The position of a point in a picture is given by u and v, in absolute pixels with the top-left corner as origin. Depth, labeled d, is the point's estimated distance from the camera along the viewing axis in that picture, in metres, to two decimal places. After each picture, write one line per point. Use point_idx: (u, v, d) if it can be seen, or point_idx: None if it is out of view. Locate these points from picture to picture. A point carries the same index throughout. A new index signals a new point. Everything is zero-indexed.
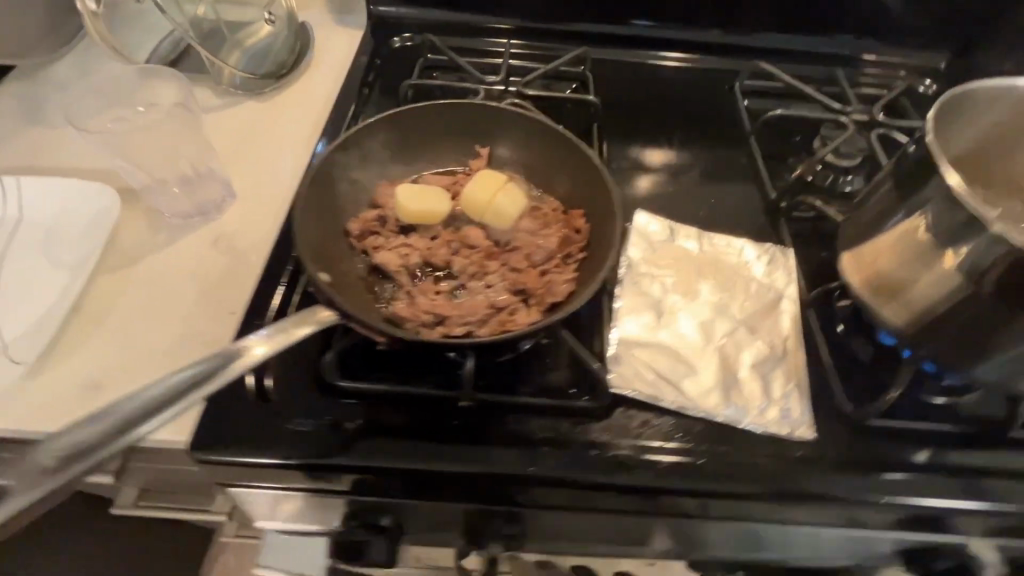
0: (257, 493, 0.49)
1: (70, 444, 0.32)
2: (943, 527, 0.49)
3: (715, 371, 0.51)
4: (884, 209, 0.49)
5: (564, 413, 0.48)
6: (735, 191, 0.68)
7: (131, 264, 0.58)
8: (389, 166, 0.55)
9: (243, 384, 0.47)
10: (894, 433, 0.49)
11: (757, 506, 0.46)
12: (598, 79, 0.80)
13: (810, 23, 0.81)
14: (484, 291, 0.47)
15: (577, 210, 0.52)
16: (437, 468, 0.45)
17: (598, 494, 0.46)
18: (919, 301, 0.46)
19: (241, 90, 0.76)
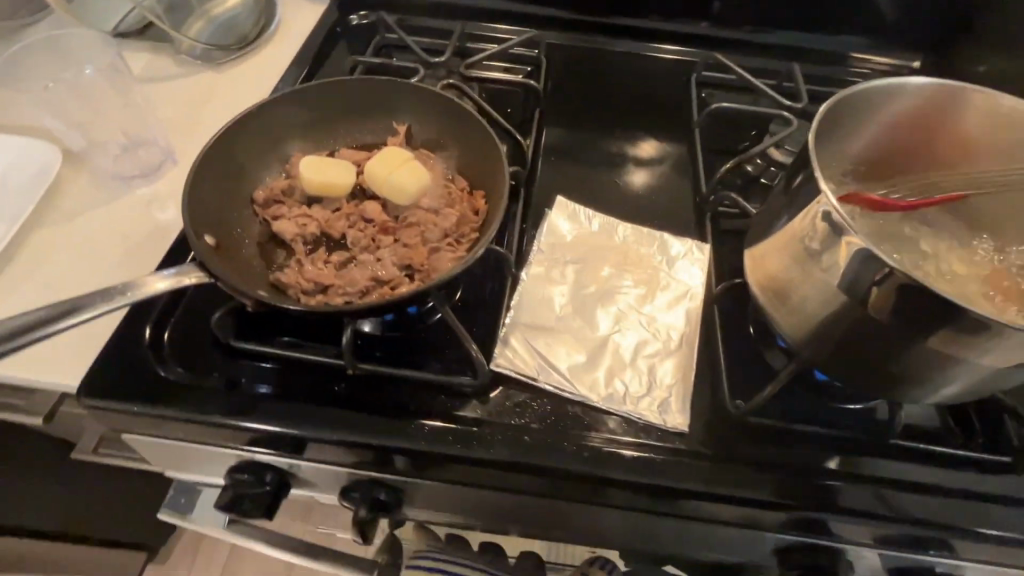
0: (148, 444, 0.51)
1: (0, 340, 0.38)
2: (816, 531, 0.48)
3: (600, 359, 0.51)
4: (776, 208, 0.48)
5: (441, 390, 0.49)
6: (667, 184, 0.68)
7: (65, 220, 0.61)
8: (301, 134, 0.55)
9: (138, 337, 0.49)
10: (778, 433, 0.49)
11: (622, 492, 0.47)
12: (553, 65, 0.80)
13: (774, 16, 0.79)
14: (372, 265, 0.48)
15: (479, 192, 0.53)
16: (307, 431, 0.46)
17: (464, 469, 0.47)
18: (800, 305, 0.45)
19: (199, 61, 0.77)
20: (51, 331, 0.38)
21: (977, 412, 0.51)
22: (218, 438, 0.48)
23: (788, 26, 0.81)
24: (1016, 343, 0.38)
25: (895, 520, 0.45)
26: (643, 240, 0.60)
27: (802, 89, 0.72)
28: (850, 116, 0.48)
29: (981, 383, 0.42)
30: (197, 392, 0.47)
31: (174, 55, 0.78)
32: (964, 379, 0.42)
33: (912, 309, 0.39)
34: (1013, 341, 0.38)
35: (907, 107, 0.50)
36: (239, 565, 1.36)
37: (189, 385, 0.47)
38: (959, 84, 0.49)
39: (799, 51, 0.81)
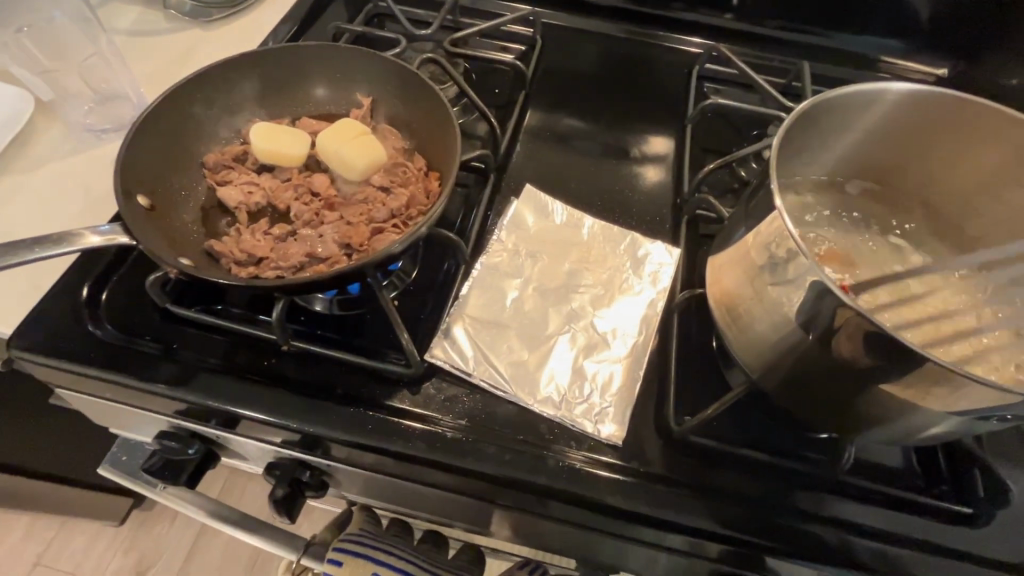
0: (81, 400, 0.51)
1: None
2: (748, 562, 0.45)
3: (542, 361, 0.49)
4: (740, 219, 0.44)
5: (372, 375, 0.47)
6: (647, 183, 0.65)
7: (31, 168, 0.61)
8: (260, 100, 0.54)
9: (76, 293, 0.48)
10: (720, 458, 0.45)
11: (545, 500, 0.45)
12: (548, 47, 0.76)
13: (791, 12, 0.74)
14: (311, 240, 0.47)
15: (433, 173, 0.50)
16: (228, 405, 0.45)
17: (384, 458, 0.46)
18: (751, 325, 0.42)
19: (188, 17, 0.76)
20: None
21: (946, 459, 0.47)
22: (144, 401, 0.47)
23: (804, 22, 0.75)
24: (978, 395, 0.33)
25: (832, 564, 0.42)
26: (609, 239, 0.57)
27: (808, 90, 0.67)
28: (822, 127, 0.45)
29: (940, 430, 0.38)
30: (126, 354, 0.46)
31: (164, 10, 0.77)
32: (921, 424, 0.38)
33: (867, 346, 0.35)
34: (975, 392, 0.33)
35: (896, 116, 0.46)
36: None
37: (118, 347, 0.47)
38: (960, 94, 0.44)
39: (814, 50, 0.76)
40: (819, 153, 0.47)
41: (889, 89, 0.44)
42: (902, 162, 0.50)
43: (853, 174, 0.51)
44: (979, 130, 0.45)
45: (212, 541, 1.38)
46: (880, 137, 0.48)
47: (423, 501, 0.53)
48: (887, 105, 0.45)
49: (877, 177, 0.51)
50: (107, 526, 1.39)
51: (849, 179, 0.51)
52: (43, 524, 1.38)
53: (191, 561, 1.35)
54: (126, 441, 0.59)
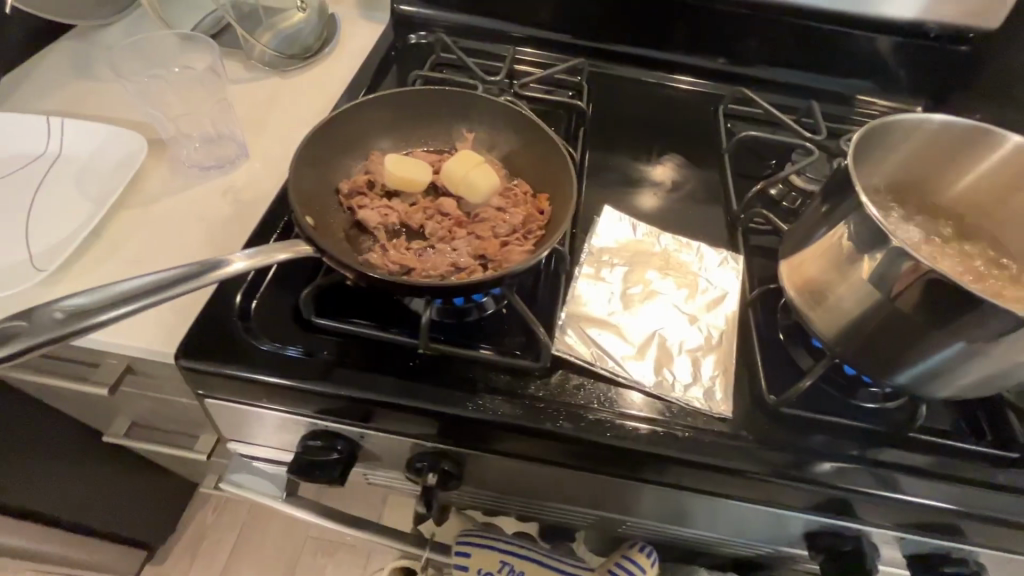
0: (227, 407, 0.55)
1: (168, 281, 0.43)
2: (845, 513, 0.53)
3: (651, 352, 0.56)
4: (814, 223, 0.53)
5: (509, 370, 0.53)
6: (702, 205, 0.74)
7: (148, 203, 0.65)
8: (379, 136, 0.61)
9: (229, 307, 0.53)
10: (812, 425, 0.53)
11: (667, 468, 0.52)
12: (594, 91, 0.87)
13: (799, 60, 0.89)
14: (449, 252, 0.53)
15: (543, 194, 0.58)
16: (386, 400, 0.50)
17: (527, 439, 0.52)
18: (836, 304, 0.50)
19: (268, 66, 0.84)
20: (216, 273, 0.44)
21: (988, 417, 0.57)
22: (299, 402, 0.52)
23: (807, 67, 0.90)
24: None
25: (919, 506, 0.50)
26: (684, 249, 0.66)
27: (823, 124, 0.80)
28: (872, 148, 0.55)
29: (998, 382, 0.47)
30: (285, 360, 0.51)
31: (246, 61, 0.85)
32: (986, 377, 0.47)
33: (945, 311, 0.44)
34: None
35: (930, 142, 0.56)
36: (240, 563, 1.43)
37: (277, 353, 0.51)
38: (978, 124, 0.55)
39: (821, 91, 0.91)
40: (869, 170, 0.57)
41: (923, 120, 0.54)
42: (930, 176, 0.60)
43: (895, 189, 0.61)
44: (993, 152, 0.56)
45: None
46: (916, 159, 0.58)
47: (546, 486, 0.59)
48: (922, 132, 0.55)
49: (915, 191, 0.61)
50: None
51: (892, 193, 0.60)
52: None
53: None
54: (254, 455, 0.64)
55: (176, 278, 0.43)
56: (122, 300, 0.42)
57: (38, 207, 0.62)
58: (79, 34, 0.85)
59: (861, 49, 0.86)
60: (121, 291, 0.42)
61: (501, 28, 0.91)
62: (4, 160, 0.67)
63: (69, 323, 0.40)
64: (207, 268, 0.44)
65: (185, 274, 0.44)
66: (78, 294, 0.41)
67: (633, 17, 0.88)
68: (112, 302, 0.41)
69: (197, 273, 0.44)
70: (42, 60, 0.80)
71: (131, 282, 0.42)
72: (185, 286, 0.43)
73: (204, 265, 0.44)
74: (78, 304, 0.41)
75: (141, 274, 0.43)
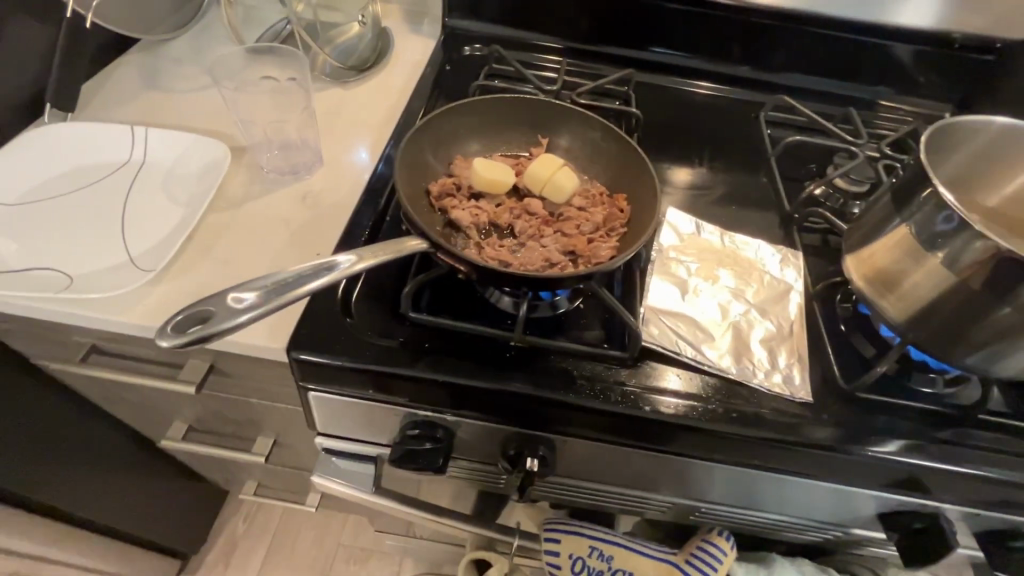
0: (327, 399, 0.57)
1: (301, 275, 0.45)
2: (917, 490, 0.56)
3: (729, 342, 0.59)
4: (882, 217, 0.57)
5: (599, 359, 0.56)
6: (754, 206, 0.78)
7: (233, 207, 0.67)
8: (461, 142, 0.64)
9: (332, 303, 0.56)
10: (884, 408, 0.57)
11: (750, 449, 0.55)
12: (641, 99, 0.91)
13: (835, 68, 0.94)
14: (540, 248, 0.56)
15: (621, 194, 0.61)
16: (488, 388, 0.53)
17: (621, 423, 0.55)
18: (909, 292, 0.54)
19: (329, 77, 0.87)
20: (342, 266, 0.46)
21: None
22: (403, 391, 0.54)
23: (843, 75, 0.94)
24: None
25: (990, 480, 0.54)
26: (746, 246, 0.69)
27: (862, 129, 0.84)
28: (939, 147, 0.60)
29: None
30: (390, 350, 0.54)
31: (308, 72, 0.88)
32: None
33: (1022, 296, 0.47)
34: None
35: (991, 144, 0.61)
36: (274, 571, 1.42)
37: (382, 344, 0.54)
38: None
39: (856, 97, 0.95)
40: (937, 167, 0.61)
41: (984, 122, 0.59)
42: (988, 176, 0.63)
43: (955, 189, 0.64)
44: None
45: None
46: (976, 159, 0.62)
47: (627, 471, 0.62)
48: (983, 134, 0.60)
49: (974, 191, 0.64)
50: None
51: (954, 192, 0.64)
52: None
53: None
54: (336, 450, 0.65)
55: (307, 272, 0.46)
56: (263, 291, 0.44)
57: (130, 212, 0.65)
58: (144, 47, 0.88)
59: (893, 58, 0.91)
60: (260, 284, 0.45)
61: (548, 41, 0.96)
62: (90, 167, 0.69)
63: (223, 311, 0.42)
64: (335, 264, 0.47)
65: (315, 268, 0.46)
66: (226, 288, 0.44)
67: (678, 28, 0.93)
68: (254, 293, 0.44)
69: (325, 266, 0.46)
70: (111, 72, 0.83)
71: (269, 276, 0.45)
72: (315, 276, 0.45)
73: (333, 261, 0.47)
74: (226, 296, 0.43)
75: (281, 271, 0.46)
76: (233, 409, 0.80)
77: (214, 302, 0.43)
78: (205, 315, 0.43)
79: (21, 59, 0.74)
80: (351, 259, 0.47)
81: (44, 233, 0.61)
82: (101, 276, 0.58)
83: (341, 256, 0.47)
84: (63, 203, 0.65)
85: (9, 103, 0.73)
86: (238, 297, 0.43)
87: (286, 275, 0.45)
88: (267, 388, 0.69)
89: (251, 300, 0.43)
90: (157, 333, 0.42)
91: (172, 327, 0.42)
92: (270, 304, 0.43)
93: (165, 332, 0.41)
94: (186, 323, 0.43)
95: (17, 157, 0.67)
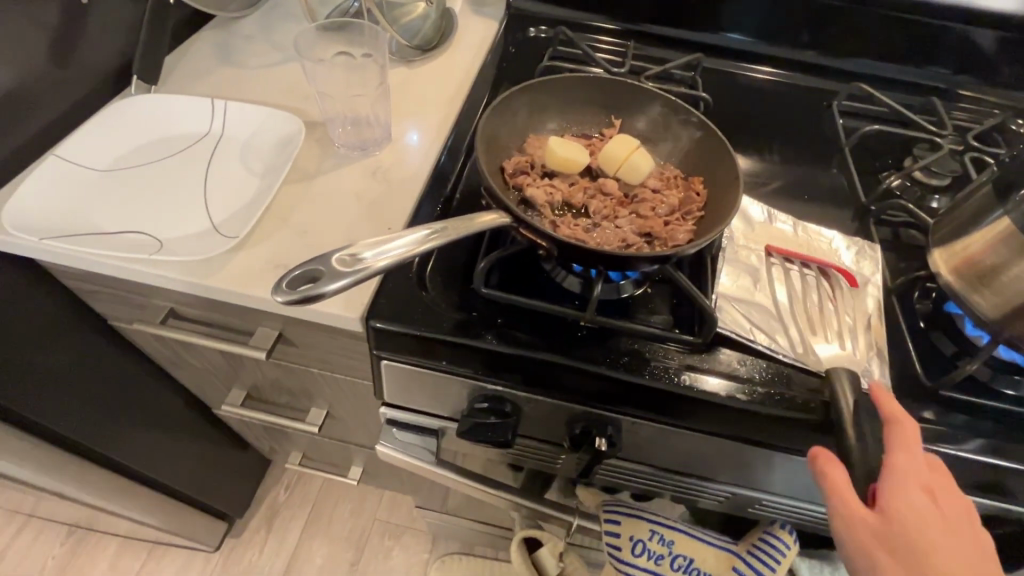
0: (400, 368, 0.58)
1: (400, 240, 0.46)
2: (998, 492, 0.54)
3: (804, 332, 0.58)
4: (980, 209, 0.54)
5: (671, 343, 0.56)
6: (826, 196, 0.76)
7: (307, 180, 0.69)
8: (534, 121, 0.64)
9: (409, 275, 0.57)
10: (967, 408, 0.55)
11: (824, 441, 0.54)
12: (707, 85, 0.89)
13: (915, 55, 0.89)
14: (615, 229, 0.56)
15: (698, 177, 0.60)
16: (560, 365, 0.54)
17: (691, 407, 0.54)
18: (1008, 287, 0.51)
19: (397, 57, 0.89)
20: (437, 234, 0.47)
21: None
22: (475, 364, 0.55)
23: (923, 62, 0.90)
24: None
25: None
26: (820, 236, 0.67)
27: (944, 120, 0.80)
28: None
29: None
30: (465, 323, 0.54)
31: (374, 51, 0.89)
32: None
33: None
34: None
35: None
36: (313, 539, 1.47)
37: (457, 317, 0.55)
38: None
39: (935, 85, 0.91)
40: None
41: None
42: None
43: None
44: None
45: (308, 564, 1.44)
46: None
47: (690, 457, 0.61)
48: None
49: None
50: (203, 548, 1.42)
51: None
52: (136, 545, 1.43)
53: None
54: (400, 422, 0.66)
55: (404, 238, 0.47)
56: (367, 255, 0.45)
57: (211, 181, 0.67)
58: (218, 24, 0.90)
59: (980, 46, 0.87)
60: (363, 247, 0.46)
61: (612, 23, 0.94)
62: (173, 138, 0.71)
63: (331, 271, 0.44)
64: (430, 233, 0.48)
65: (413, 234, 0.47)
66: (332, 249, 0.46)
67: (749, 11, 0.90)
68: (358, 256, 0.45)
69: (421, 234, 0.47)
70: (188, 47, 0.85)
71: (370, 240, 0.46)
72: (413, 242, 0.46)
73: (429, 230, 0.48)
74: (332, 257, 0.45)
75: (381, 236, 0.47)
76: (293, 376, 0.83)
77: (322, 263, 0.45)
78: (313, 275, 0.45)
79: (108, 33, 0.77)
80: (443, 225, 0.48)
81: (133, 200, 0.64)
82: (187, 241, 0.61)
83: (435, 224, 0.48)
84: (149, 171, 0.68)
85: (98, 75, 0.76)
86: (345, 258, 0.45)
87: (386, 240, 0.46)
88: (331, 358, 0.71)
89: (355, 262, 0.45)
90: (272, 290, 0.44)
91: (285, 284, 0.44)
92: (373, 266, 0.45)
93: (280, 288, 0.43)
94: (298, 281, 0.45)
95: (106, 125, 0.70)
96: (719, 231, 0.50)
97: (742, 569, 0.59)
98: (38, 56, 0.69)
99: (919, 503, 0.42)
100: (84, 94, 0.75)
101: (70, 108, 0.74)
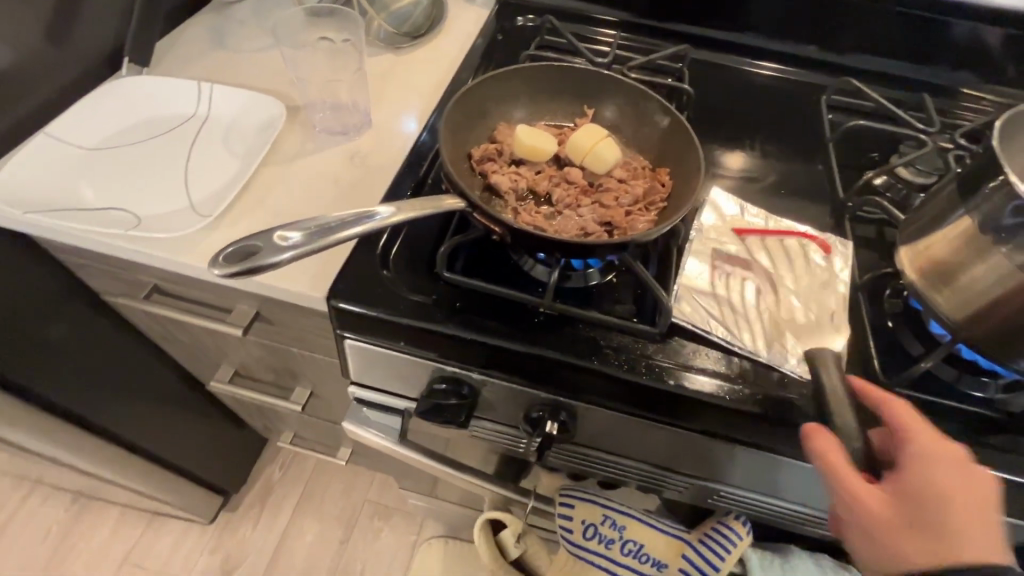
0: (364, 348, 0.60)
1: (339, 221, 0.48)
2: None
3: (763, 325, 0.58)
4: (946, 207, 0.54)
5: (628, 332, 0.56)
6: (805, 191, 0.75)
7: (286, 163, 0.70)
8: (505, 108, 0.65)
9: (373, 257, 0.58)
10: (924, 407, 0.55)
11: (776, 434, 0.54)
12: (694, 77, 0.88)
13: (911, 51, 0.87)
14: (576, 217, 0.57)
15: (664, 168, 0.60)
16: (515, 350, 0.55)
17: (644, 396, 0.55)
18: (968, 286, 0.51)
19: (384, 44, 0.89)
20: (378, 217, 0.48)
21: None
22: (433, 346, 0.56)
23: (918, 58, 0.88)
24: None
25: None
26: (792, 231, 0.67)
27: (933, 117, 0.79)
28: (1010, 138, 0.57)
29: None
30: (424, 306, 0.56)
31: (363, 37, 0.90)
32: None
33: None
34: None
35: None
36: (305, 517, 1.51)
37: (417, 299, 0.56)
38: None
39: (931, 82, 0.89)
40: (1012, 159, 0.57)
41: None
42: None
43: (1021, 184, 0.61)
44: None
45: (298, 541, 1.48)
46: None
47: (648, 445, 0.62)
48: None
49: None
50: (198, 521, 1.46)
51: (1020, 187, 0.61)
52: (136, 515, 1.48)
53: (279, 558, 1.45)
54: (368, 401, 0.68)
55: (344, 220, 0.48)
56: (305, 234, 0.47)
57: (193, 162, 0.69)
58: (213, 8, 0.92)
59: (978, 42, 0.84)
60: (303, 227, 0.47)
61: (602, 13, 0.94)
62: (160, 119, 0.73)
63: (268, 248, 0.46)
64: (372, 216, 0.49)
65: (354, 216, 0.48)
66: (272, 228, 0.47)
67: (740, 3, 0.89)
68: (296, 235, 0.47)
69: (362, 216, 0.48)
70: (182, 31, 0.87)
71: (312, 220, 0.48)
72: (350, 224, 0.47)
73: (371, 213, 0.48)
74: (271, 236, 0.47)
75: (324, 216, 0.48)
76: (274, 355, 0.85)
77: (262, 241, 0.46)
78: (250, 251, 0.46)
79: (103, 16, 0.79)
80: (388, 211, 0.49)
81: (118, 178, 0.66)
82: (164, 218, 0.62)
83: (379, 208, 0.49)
84: (135, 151, 0.70)
85: (93, 56, 0.79)
86: (284, 237, 0.46)
87: (327, 221, 0.48)
88: (305, 337, 0.73)
89: (293, 241, 0.46)
90: (210, 263, 0.46)
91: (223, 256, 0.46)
92: (308, 247, 0.46)
93: (217, 262, 0.45)
94: (237, 254, 0.47)
95: (95, 106, 0.72)
96: (674, 220, 0.51)
97: (690, 556, 0.60)
98: (35, 36, 0.72)
99: (944, 475, 0.42)
100: (79, 75, 0.77)
101: (66, 87, 0.76)
